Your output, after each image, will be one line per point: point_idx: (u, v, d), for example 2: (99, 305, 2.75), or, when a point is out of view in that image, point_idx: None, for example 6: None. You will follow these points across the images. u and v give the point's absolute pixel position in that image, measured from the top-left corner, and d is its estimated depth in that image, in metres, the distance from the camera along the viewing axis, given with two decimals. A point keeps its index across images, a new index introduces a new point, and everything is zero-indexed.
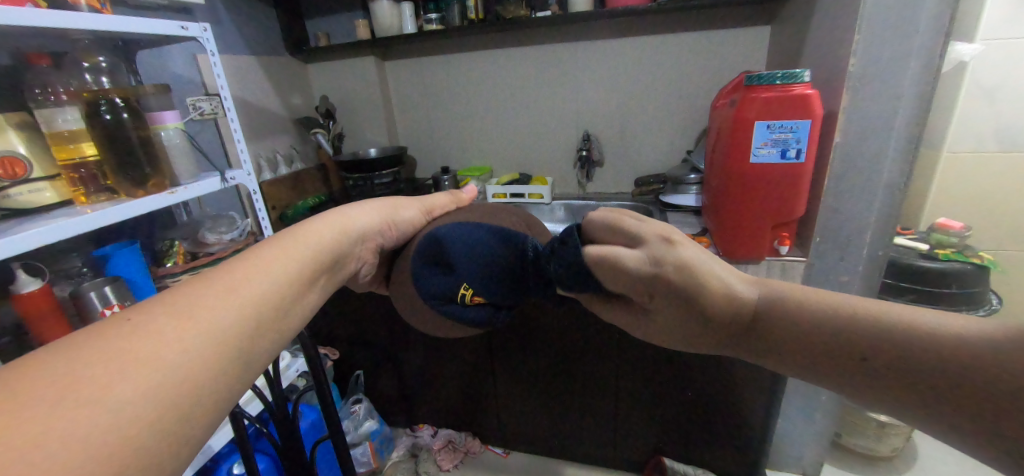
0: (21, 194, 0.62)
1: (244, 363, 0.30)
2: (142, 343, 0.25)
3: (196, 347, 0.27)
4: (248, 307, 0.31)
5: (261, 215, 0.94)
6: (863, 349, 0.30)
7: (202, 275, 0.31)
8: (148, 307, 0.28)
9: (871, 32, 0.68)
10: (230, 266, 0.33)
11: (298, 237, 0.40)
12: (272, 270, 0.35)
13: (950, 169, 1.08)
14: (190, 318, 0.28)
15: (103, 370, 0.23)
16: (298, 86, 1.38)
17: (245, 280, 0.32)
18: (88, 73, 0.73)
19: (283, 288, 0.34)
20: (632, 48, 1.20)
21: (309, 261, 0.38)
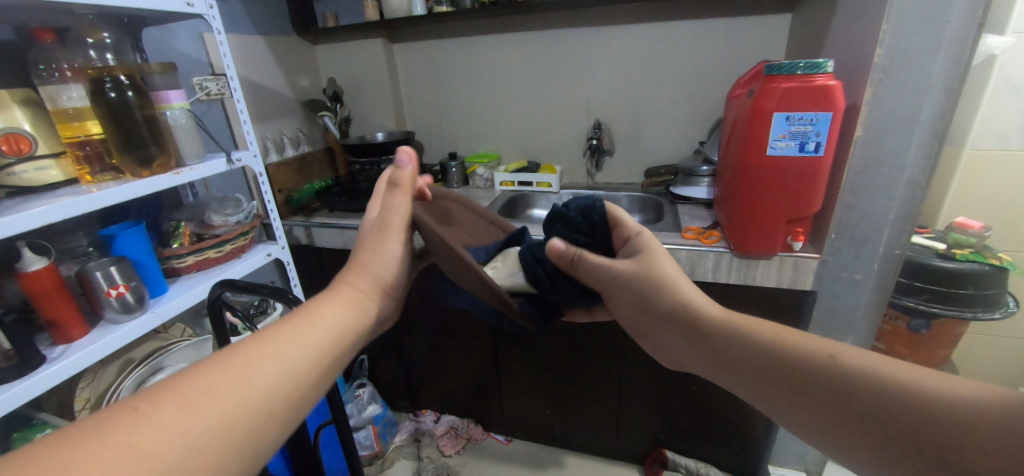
0: (26, 172, 0.62)
1: (241, 457, 0.31)
2: (149, 437, 0.27)
3: (198, 447, 0.29)
4: (260, 399, 0.33)
5: (266, 198, 0.93)
6: (828, 349, 0.36)
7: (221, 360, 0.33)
8: (166, 391, 0.30)
9: (902, 20, 0.64)
10: (253, 346, 0.35)
11: (324, 308, 0.41)
12: (296, 356, 0.36)
13: (972, 167, 1.04)
14: (201, 411, 0.30)
15: (106, 466, 0.25)
16: (305, 67, 1.36)
17: (265, 367, 0.34)
18: (92, 49, 0.72)
19: (299, 378, 0.35)
20: (646, 34, 1.16)
21: (331, 342, 0.39)
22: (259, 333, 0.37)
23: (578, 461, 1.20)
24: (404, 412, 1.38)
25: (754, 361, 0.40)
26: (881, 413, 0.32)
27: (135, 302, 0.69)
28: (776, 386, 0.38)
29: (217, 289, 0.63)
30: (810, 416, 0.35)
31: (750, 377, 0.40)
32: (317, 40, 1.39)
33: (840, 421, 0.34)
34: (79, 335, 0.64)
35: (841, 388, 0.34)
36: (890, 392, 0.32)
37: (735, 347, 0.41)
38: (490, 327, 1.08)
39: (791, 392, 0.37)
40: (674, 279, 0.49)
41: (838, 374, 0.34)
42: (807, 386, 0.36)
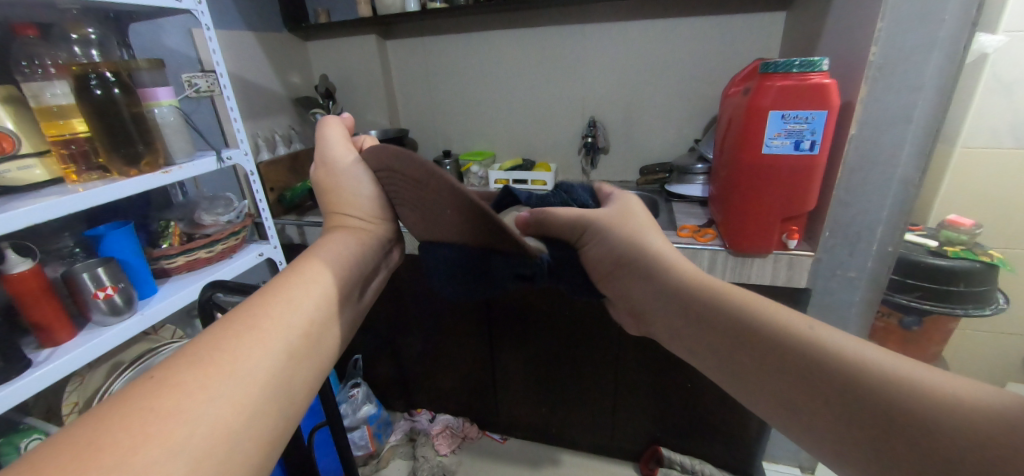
0: (9, 172, 0.60)
1: (275, 405, 0.32)
2: (165, 400, 0.27)
3: (222, 398, 0.29)
4: (275, 342, 0.34)
5: (257, 196, 0.92)
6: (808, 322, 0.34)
7: (224, 319, 0.34)
8: (170, 360, 0.30)
9: (897, 19, 0.64)
10: (254, 301, 0.36)
11: (314, 260, 0.43)
12: (302, 302, 0.38)
13: (963, 166, 1.05)
14: (211, 366, 0.30)
15: (138, 432, 0.25)
16: (297, 64, 1.34)
17: (270, 313, 0.36)
18: (77, 46, 0.70)
19: (308, 319, 0.37)
20: (641, 31, 1.16)
21: (333, 285, 0.42)
22: (256, 293, 0.38)
23: (574, 459, 1.21)
24: (399, 411, 1.38)
25: (725, 321, 0.38)
26: (843, 398, 0.30)
27: (124, 303, 0.67)
28: (727, 352, 0.37)
29: (207, 290, 0.62)
30: (762, 388, 0.35)
31: (700, 342, 0.40)
32: (309, 37, 1.37)
33: (788, 395, 0.33)
34: (66, 338, 0.63)
35: (814, 372, 0.32)
36: (860, 376, 0.30)
37: (702, 313, 0.40)
38: (486, 324, 1.07)
39: (751, 366, 0.36)
40: (648, 244, 0.47)
41: (808, 353, 0.32)
42: (777, 364, 0.34)
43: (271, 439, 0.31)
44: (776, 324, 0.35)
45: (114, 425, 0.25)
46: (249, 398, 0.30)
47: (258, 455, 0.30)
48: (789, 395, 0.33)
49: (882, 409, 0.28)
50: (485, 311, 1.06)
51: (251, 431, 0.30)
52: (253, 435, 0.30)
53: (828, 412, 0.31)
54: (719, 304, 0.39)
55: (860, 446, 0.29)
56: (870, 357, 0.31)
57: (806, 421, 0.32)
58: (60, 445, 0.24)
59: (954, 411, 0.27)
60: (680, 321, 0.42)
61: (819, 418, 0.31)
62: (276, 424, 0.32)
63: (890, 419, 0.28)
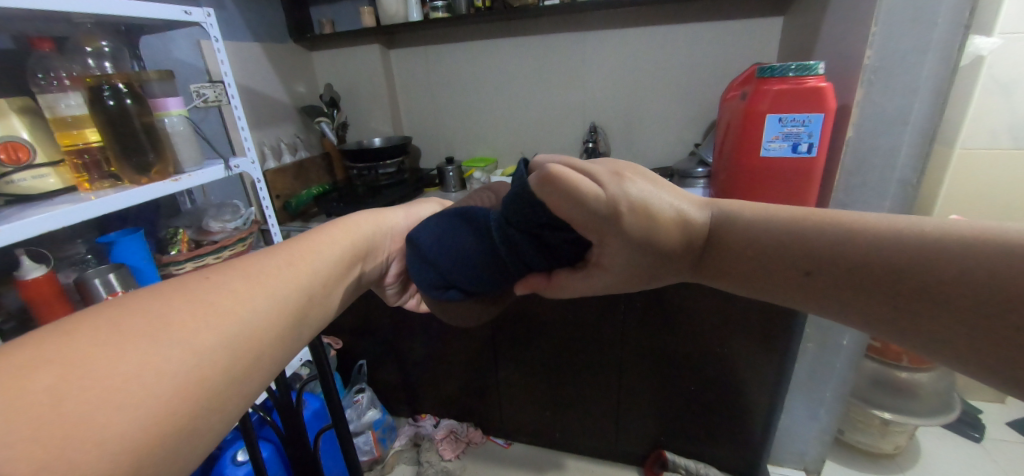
0: (25, 180, 0.62)
1: (291, 329, 0.33)
2: (220, 299, 0.29)
3: (263, 312, 0.30)
4: (306, 280, 0.36)
5: (264, 203, 0.93)
6: (800, 266, 0.34)
7: (268, 250, 0.36)
8: (225, 270, 0.31)
9: (889, 23, 0.66)
10: (288, 245, 0.38)
11: (339, 224, 0.46)
12: (327, 254, 0.40)
13: (963, 166, 1.06)
14: (260, 283, 0.32)
15: (184, 318, 0.26)
16: (302, 74, 1.37)
17: (304, 257, 0.38)
18: (90, 58, 0.72)
19: (330, 271, 0.39)
20: (640, 38, 1.18)
21: (350, 247, 0.44)
22: (289, 240, 0.40)
23: (578, 463, 1.20)
24: (403, 417, 1.38)
25: (750, 263, 0.37)
26: (883, 273, 0.30)
27: None
28: (757, 276, 0.37)
29: None
30: (810, 304, 0.35)
31: (737, 274, 0.39)
32: (313, 47, 1.40)
33: (830, 291, 0.33)
34: None
35: (852, 284, 0.32)
36: (891, 245, 0.30)
37: (744, 259, 0.38)
38: (490, 327, 1.08)
39: (787, 280, 0.35)
40: (660, 209, 0.36)
41: (841, 269, 0.32)
42: (821, 288, 0.34)
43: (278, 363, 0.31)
44: (802, 230, 0.35)
45: (158, 312, 0.26)
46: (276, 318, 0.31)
47: (270, 369, 0.30)
48: (829, 296, 0.33)
49: (926, 288, 0.29)
50: None
51: (276, 346, 0.31)
52: (272, 351, 0.31)
53: (874, 300, 0.31)
54: (746, 236, 0.37)
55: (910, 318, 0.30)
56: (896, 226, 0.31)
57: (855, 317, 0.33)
58: (96, 323, 0.24)
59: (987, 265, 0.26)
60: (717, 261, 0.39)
61: (865, 302, 0.31)
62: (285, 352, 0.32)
63: (922, 289, 0.29)
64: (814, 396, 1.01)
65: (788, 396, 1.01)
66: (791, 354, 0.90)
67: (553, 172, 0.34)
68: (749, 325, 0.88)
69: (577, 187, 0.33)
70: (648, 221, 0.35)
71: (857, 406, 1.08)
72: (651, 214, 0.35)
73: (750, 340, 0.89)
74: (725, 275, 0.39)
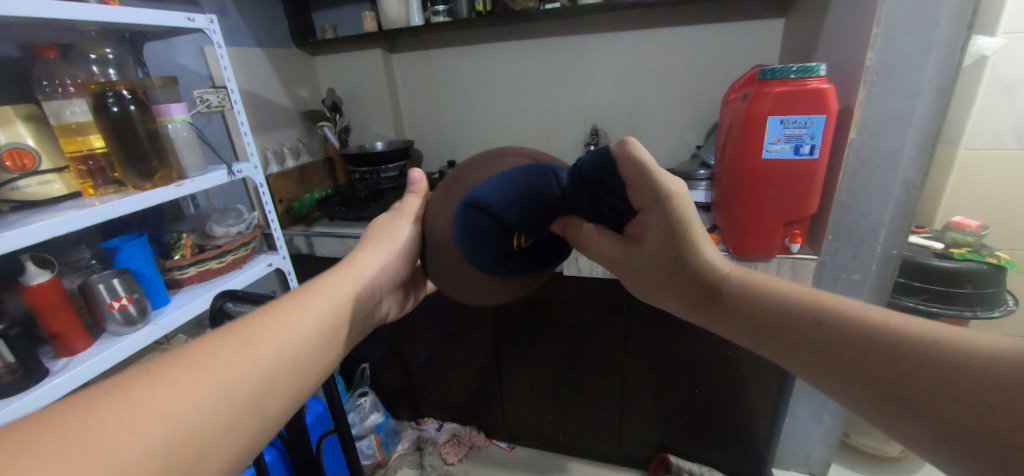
0: (30, 187, 0.63)
1: (242, 426, 0.32)
2: (156, 396, 0.28)
3: (204, 406, 0.30)
4: (264, 361, 0.35)
5: (267, 208, 0.94)
6: (813, 315, 0.38)
7: (228, 329, 0.36)
8: (174, 360, 0.31)
9: (892, 24, 0.65)
10: (255, 317, 0.38)
11: (318, 286, 0.45)
12: (297, 324, 0.39)
13: (967, 167, 1.05)
14: (206, 371, 0.31)
15: (108, 425, 0.26)
16: (305, 78, 1.37)
17: (268, 331, 0.37)
18: (95, 65, 0.73)
19: (301, 344, 0.38)
20: (641, 41, 1.18)
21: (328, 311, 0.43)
22: (261, 309, 0.39)
23: (582, 467, 1.20)
24: (405, 420, 1.38)
25: (760, 308, 0.42)
26: (868, 357, 0.34)
27: (138, 314, 0.69)
28: (752, 331, 0.42)
29: (218, 300, 0.63)
30: (802, 362, 0.38)
31: (736, 323, 0.43)
32: (316, 52, 1.41)
33: (817, 357, 0.37)
34: (82, 347, 0.65)
35: (845, 349, 0.35)
36: (882, 337, 0.34)
37: (753, 305, 0.42)
38: (492, 330, 1.08)
39: (781, 344, 0.40)
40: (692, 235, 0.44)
41: (844, 336, 0.36)
42: (818, 345, 0.37)
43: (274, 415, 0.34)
44: (804, 301, 0.39)
45: (86, 416, 0.26)
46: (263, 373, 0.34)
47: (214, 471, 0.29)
48: (823, 355, 0.37)
49: (912, 374, 0.32)
50: (490, 318, 1.06)
51: (221, 441, 0.30)
52: (217, 449, 0.30)
53: (861, 370, 0.34)
54: (760, 289, 0.42)
55: (886, 402, 0.33)
56: (890, 321, 0.34)
57: (843, 386, 0.35)
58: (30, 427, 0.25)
59: (980, 365, 0.29)
60: (712, 304, 0.45)
61: (848, 382, 0.35)
62: (280, 403, 0.35)
63: (906, 376, 0.32)
64: (819, 399, 1.00)
65: (793, 399, 1.00)
66: None
67: (633, 142, 0.42)
68: None
69: (653, 174, 0.41)
70: (681, 226, 0.43)
71: None
72: (690, 212, 0.43)
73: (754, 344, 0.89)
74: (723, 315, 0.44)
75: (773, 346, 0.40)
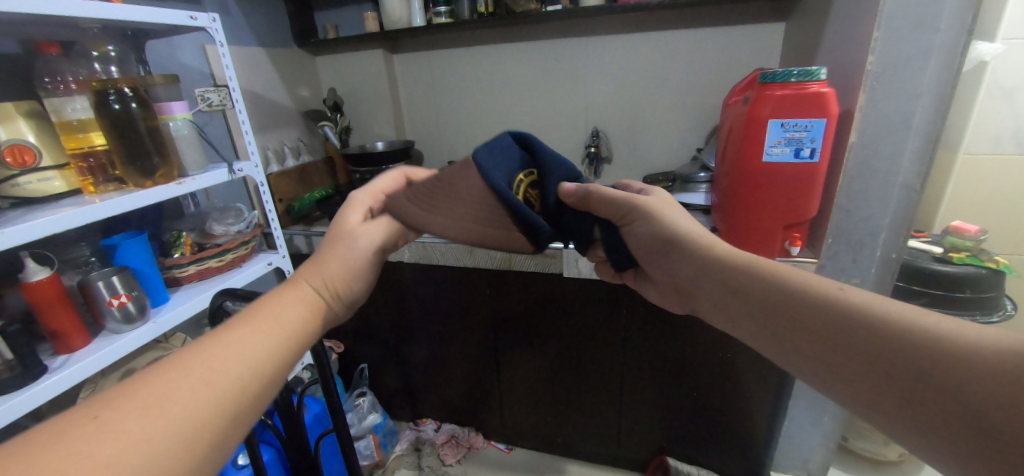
0: (30, 183, 0.62)
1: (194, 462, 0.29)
2: (103, 435, 0.26)
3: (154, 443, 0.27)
4: (220, 393, 0.31)
5: (267, 207, 0.94)
6: (835, 282, 0.37)
7: (179, 361, 0.32)
8: (122, 400, 0.28)
9: (892, 28, 0.65)
10: (207, 346, 0.34)
11: (276, 313, 0.39)
12: (253, 351, 0.35)
13: (966, 171, 1.05)
14: (156, 409, 0.28)
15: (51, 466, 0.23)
16: (306, 78, 1.37)
17: (220, 363, 0.33)
18: (97, 62, 0.73)
19: (258, 376, 0.34)
20: (641, 43, 1.18)
21: (285, 338, 0.38)
22: (214, 336, 0.35)
23: (580, 469, 1.19)
24: (403, 421, 1.38)
25: (768, 289, 0.40)
26: (852, 340, 0.34)
27: (137, 312, 0.69)
28: (731, 309, 0.43)
29: (217, 298, 0.63)
30: (813, 343, 0.36)
31: (739, 302, 0.42)
32: (318, 52, 1.41)
33: (833, 339, 0.35)
34: (80, 345, 0.65)
35: (861, 329, 0.33)
36: (873, 321, 0.33)
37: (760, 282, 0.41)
38: (490, 331, 1.08)
39: (757, 321, 0.41)
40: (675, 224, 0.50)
41: (864, 314, 0.34)
42: (833, 324, 0.35)
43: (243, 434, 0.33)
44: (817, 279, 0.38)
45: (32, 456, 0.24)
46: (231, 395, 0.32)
47: None
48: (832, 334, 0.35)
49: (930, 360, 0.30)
50: (489, 318, 1.06)
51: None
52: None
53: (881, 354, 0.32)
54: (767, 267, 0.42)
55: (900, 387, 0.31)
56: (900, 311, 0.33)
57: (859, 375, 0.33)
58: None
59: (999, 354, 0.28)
60: (697, 275, 0.47)
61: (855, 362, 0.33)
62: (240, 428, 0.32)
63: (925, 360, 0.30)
64: (818, 403, 1.00)
65: (792, 402, 1.00)
66: None
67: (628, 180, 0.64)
68: None
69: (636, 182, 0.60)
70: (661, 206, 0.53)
71: None
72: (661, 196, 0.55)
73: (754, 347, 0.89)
74: (729, 302, 0.43)
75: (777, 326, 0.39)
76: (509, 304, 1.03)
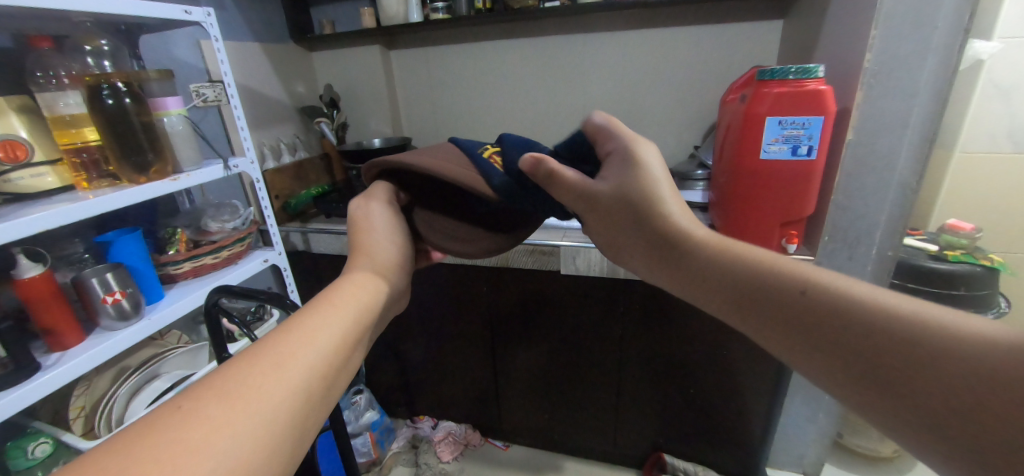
0: (22, 179, 0.62)
1: (288, 447, 0.29)
2: (197, 429, 0.26)
3: (246, 431, 0.27)
4: (302, 377, 0.31)
5: (263, 203, 0.93)
6: (801, 282, 0.34)
7: (256, 349, 0.31)
8: (206, 391, 0.28)
9: (890, 26, 0.65)
10: (283, 334, 0.33)
11: (340, 298, 0.38)
12: (326, 335, 0.34)
13: (962, 169, 1.06)
14: (242, 398, 0.28)
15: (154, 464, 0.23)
16: (302, 74, 1.36)
17: (298, 349, 0.32)
18: (89, 57, 0.72)
19: (334, 358, 0.34)
20: (639, 40, 1.18)
21: (356, 320, 0.38)
22: (286, 323, 0.35)
23: (577, 466, 1.20)
24: (400, 418, 1.38)
25: (745, 281, 0.37)
26: (830, 339, 0.31)
27: (131, 309, 0.68)
28: (707, 287, 0.40)
29: (213, 295, 0.62)
30: (790, 342, 0.34)
31: (710, 292, 0.39)
32: (314, 48, 1.40)
33: (810, 337, 0.32)
34: (74, 342, 0.64)
35: (841, 328, 0.31)
36: (853, 320, 0.31)
37: (733, 273, 0.38)
38: (487, 328, 1.08)
39: (740, 300, 0.37)
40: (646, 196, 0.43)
41: (846, 312, 0.31)
42: (812, 321, 0.32)
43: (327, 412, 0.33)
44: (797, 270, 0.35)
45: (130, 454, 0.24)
46: (321, 383, 0.32)
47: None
48: (809, 332, 0.33)
49: (912, 361, 0.28)
50: (486, 315, 1.06)
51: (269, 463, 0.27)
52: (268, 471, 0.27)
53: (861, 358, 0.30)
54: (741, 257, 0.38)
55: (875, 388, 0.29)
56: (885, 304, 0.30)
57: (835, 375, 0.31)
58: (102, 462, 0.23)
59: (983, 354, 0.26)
60: (667, 259, 0.43)
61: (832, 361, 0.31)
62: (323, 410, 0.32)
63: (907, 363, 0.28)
64: (813, 400, 1.01)
65: (789, 399, 1.01)
66: None
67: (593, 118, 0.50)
68: None
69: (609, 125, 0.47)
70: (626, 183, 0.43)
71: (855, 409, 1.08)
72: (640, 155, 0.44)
73: (750, 345, 0.89)
74: (701, 291, 0.40)
75: (752, 317, 0.36)
76: (507, 302, 1.03)
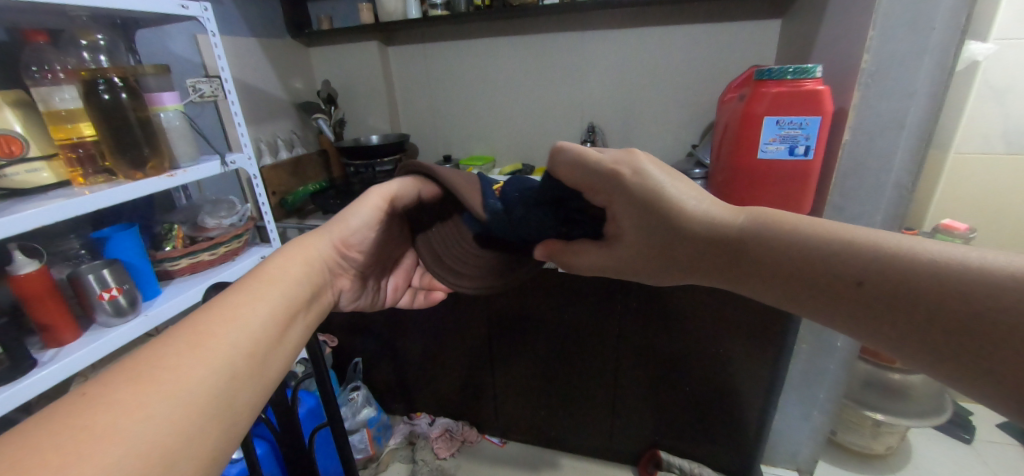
0: (17, 174, 0.61)
1: (215, 423, 0.29)
2: (100, 415, 0.25)
3: (160, 411, 0.27)
4: (221, 357, 0.31)
5: (261, 200, 0.92)
6: (856, 273, 0.32)
7: (169, 336, 0.31)
8: (112, 378, 0.28)
9: (887, 28, 0.66)
10: (198, 318, 0.34)
11: (260, 285, 0.40)
12: (247, 320, 0.35)
13: (957, 170, 1.07)
14: (153, 381, 0.28)
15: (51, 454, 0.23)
16: (299, 69, 1.36)
17: (215, 331, 0.33)
18: (85, 51, 0.71)
19: (255, 340, 0.35)
20: (638, 39, 1.18)
21: (278, 303, 0.39)
22: (204, 307, 0.35)
23: (574, 462, 1.21)
24: (398, 415, 1.38)
25: (794, 268, 0.35)
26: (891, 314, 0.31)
27: (128, 305, 0.68)
28: (756, 276, 0.38)
29: (210, 291, 0.62)
30: (855, 320, 0.33)
31: (767, 284, 0.38)
32: (311, 43, 1.39)
33: (872, 315, 0.32)
34: (71, 338, 0.64)
35: (899, 302, 0.30)
36: (909, 287, 0.30)
37: (780, 261, 0.36)
38: (485, 326, 1.08)
39: (789, 288, 0.36)
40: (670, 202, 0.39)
41: (897, 283, 0.30)
42: (881, 302, 0.31)
43: (255, 391, 0.33)
44: (841, 243, 0.33)
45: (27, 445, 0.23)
46: (244, 363, 0.33)
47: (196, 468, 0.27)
48: (869, 311, 0.32)
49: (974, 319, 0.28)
50: (484, 313, 1.06)
51: (192, 443, 0.27)
52: (191, 450, 0.27)
53: (924, 327, 0.30)
54: (790, 243, 0.36)
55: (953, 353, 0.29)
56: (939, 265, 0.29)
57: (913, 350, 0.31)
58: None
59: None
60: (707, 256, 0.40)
61: (901, 336, 0.31)
62: (252, 389, 0.33)
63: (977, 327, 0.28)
64: (807, 398, 1.02)
65: (783, 396, 1.02)
66: (785, 355, 0.90)
67: (560, 147, 0.42)
68: (741, 324, 0.88)
69: (590, 159, 0.40)
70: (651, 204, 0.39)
71: (849, 407, 1.09)
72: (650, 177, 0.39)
73: (746, 343, 0.90)
74: (757, 283, 0.38)
75: (808, 304, 0.35)
76: (506, 300, 1.03)
